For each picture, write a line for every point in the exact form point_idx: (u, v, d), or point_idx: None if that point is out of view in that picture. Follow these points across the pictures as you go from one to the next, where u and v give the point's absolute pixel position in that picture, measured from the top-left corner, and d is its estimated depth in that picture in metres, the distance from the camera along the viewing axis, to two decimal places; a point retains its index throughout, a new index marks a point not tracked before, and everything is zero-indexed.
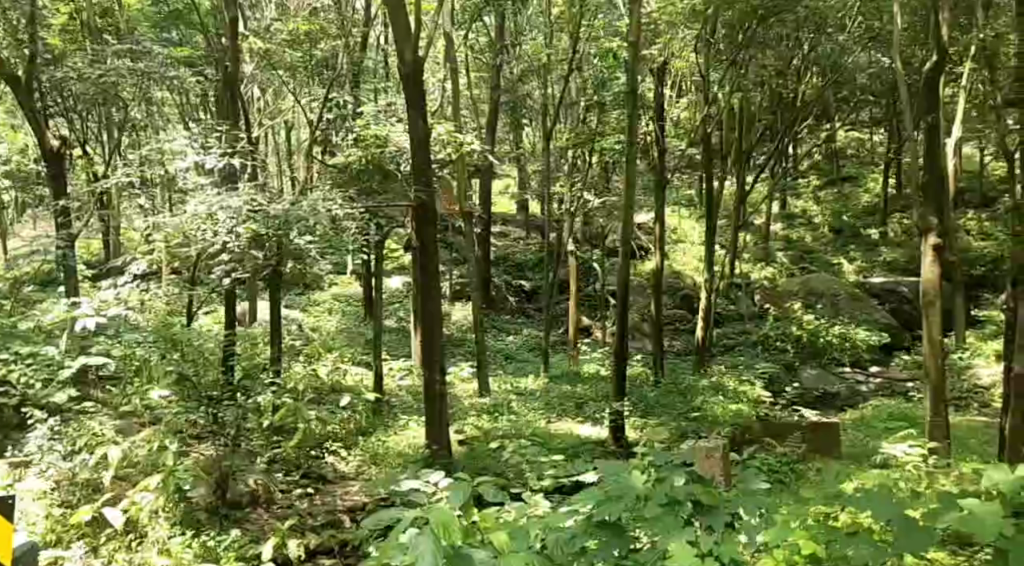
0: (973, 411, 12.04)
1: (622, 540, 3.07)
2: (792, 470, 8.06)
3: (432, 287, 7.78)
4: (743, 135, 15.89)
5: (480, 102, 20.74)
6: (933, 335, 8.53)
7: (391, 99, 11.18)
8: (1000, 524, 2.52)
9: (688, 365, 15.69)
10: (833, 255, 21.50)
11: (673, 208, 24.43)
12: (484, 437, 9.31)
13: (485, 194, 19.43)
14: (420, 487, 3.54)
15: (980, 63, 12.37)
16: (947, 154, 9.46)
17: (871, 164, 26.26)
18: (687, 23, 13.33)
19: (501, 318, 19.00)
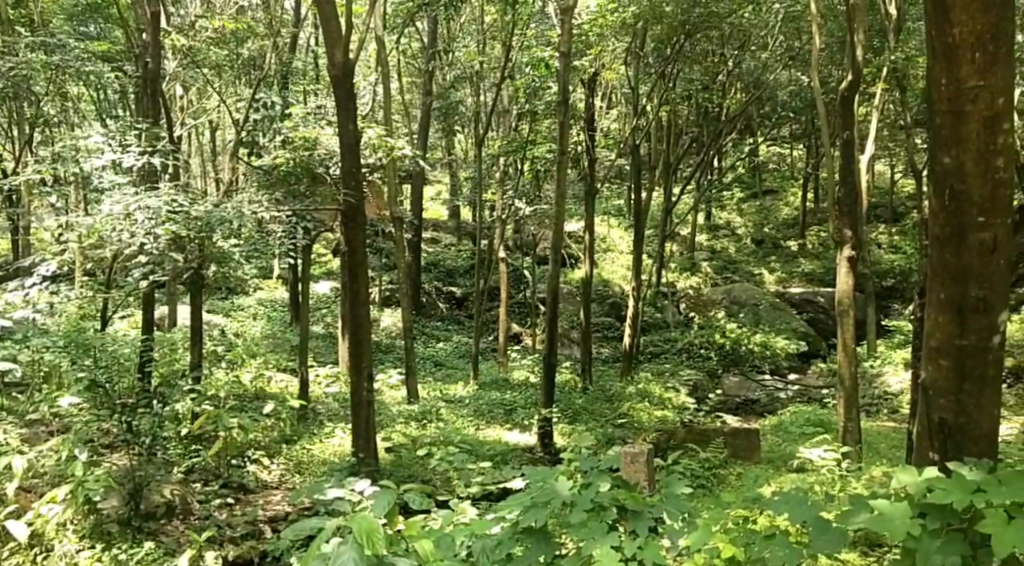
0: (883, 416, 12.55)
1: (546, 544, 3.09)
2: (714, 475, 8.26)
3: (360, 292, 7.66)
4: (671, 147, 16.28)
5: (411, 106, 20.64)
6: (848, 341, 8.89)
7: (319, 100, 10.99)
8: (908, 524, 2.62)
9: (615, 372, 15.91)
10: (756, 266, 22.15)
11: (603, 217, 24.76)
12: (411, 443, 9.24)
13: (416, 199, 19.32)
14: (345, 495, 3.50)
15: (892, 85, 12.94)
16: (862, 170, 9.81)
17: (791, 179, 27.17)
18: (617, 34, 13.50)
19: (431, 324, 18.93)
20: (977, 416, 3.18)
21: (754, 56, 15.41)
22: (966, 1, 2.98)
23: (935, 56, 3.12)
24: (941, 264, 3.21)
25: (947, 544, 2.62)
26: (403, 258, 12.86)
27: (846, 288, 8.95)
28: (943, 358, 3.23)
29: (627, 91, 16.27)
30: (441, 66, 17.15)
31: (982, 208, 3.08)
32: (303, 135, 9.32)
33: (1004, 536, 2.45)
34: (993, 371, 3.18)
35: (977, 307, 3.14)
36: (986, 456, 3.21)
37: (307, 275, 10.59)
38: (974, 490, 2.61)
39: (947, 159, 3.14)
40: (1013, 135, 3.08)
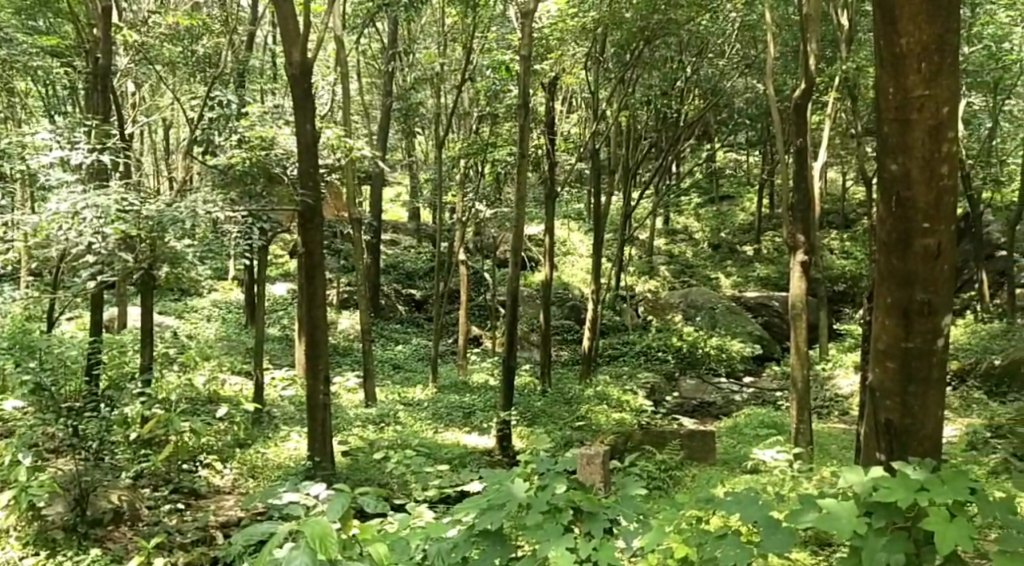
0: (834, 418, 12.79)
1: (502, 546, 3.09)
2: (670, 477, 8.35)
3: (317, 294, 7.59)
4: (630, 151, 16.42)
5: (371, 108, 20.52)
6: (801, 344, 9.04)
7: (277, 100, 10.87)
8: (854, 523, 2.68)
9: (574, 374, 15.98)
10: (712, 270, 22.43)
11: (563, 221, 24.86)
12: (367, 446, 9.16)
13: (375, 200, 19.22)
14: (299, 500, 3.48)
15: (844, 94, 13.22)
16: (815, 176, 10.00)
17: (747, 185, 27.59)
18: (578, 39, 13.53)
19: (389, 326, 18.81)
20: (922, 417, 3.27)
21: (711, 64, 15.64)
22: (913, 12, 3.06)
23: (882, 64, 3.21)
24: (888, 268, 3.29)
25: (891, 542, 2.68)
26: (361, 260, 12.75)
27: (799, 292, 9.12)
28: (890, 360, 3.31)
29: (587, 95, 16.38)
30: (401, 68, 17.08)
31: (927, 215, 3.17)
32: (259, 134, 9.18)
33: (948, 534, 2.55)
34: (938, 373, 3.27)
35: (922, 310, 3.22)
36: (930, 455, 3.29)
37: (263, 276, 10.46)
38: (918, 489, 2.67)
39: (893, 166, 3.21)
40: (957, 143, 3.18)
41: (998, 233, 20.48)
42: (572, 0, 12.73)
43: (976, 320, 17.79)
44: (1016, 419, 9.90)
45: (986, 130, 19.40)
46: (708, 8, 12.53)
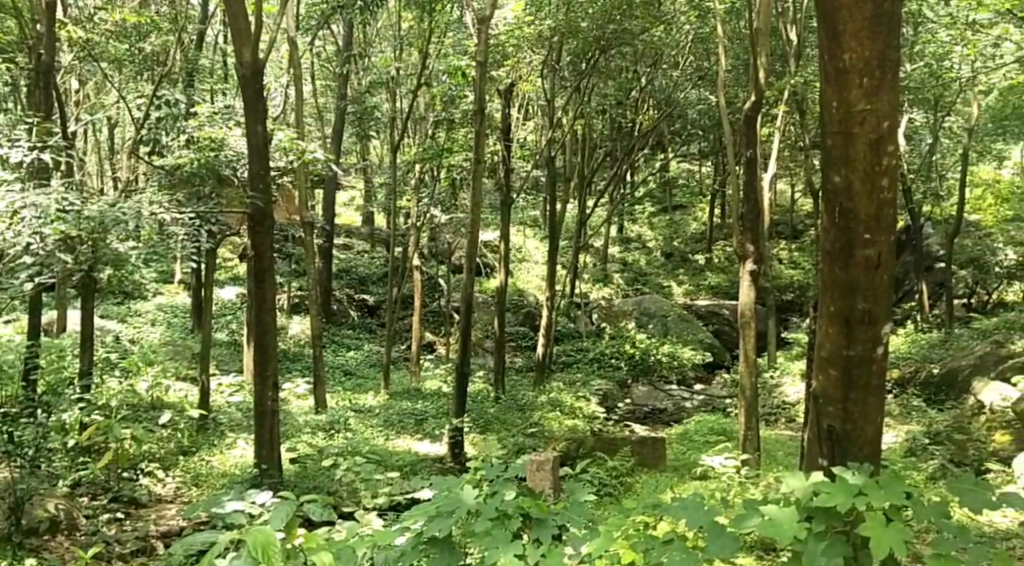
0: (780, 425, 13.03)
1: (449, 553, 3.07)
2: (621, 483, 8.41)
3: (267, 298, 7.47)
4: (584, 160, 16.54)
5: (325, 111, 20.30)
6: (749, 352, 9.19)
7: (227, 101, 10.69)
8: (795, 528, 2.72)
9: (527, 381, 16.00)
10: (665, 278, 22.69)
11: (519, 228, 24.90)
12: (316, 453, 9.04)
13: (328, 205, 19.04)
14: (244, 508, 3.44)
15: (793, 107, 13.50)
16: (765, 187, 10.18)
17: (699, 195, 27.95)
18: (534, 47, 13.55)
19: (341, 331, 18.61)
20: (862, 423, 3.34)
21: (665, 75, 15.84)
22: (855, 28, 3.14)
23: (827, 76, 3.27)
24: (830, 278, 3.35)
25: (830, 546, 2.73)
26: (313, 264, 12.58)
27: (748, 301, 9.28)
28: (833, 367, 3.38)
29: (543, 103, 16.48)
30: (356, 71, 16.96)
31: (868, 226, 3.24)
32: (209, 135, 9.02)
33: (883, 538, 2.62)
34: (877, 380, 3.35)
35: (862, 319, 3.30)
36: (871, 459, 3.37)
37: (212, 279, 10.28)
38: (856, 493, 2.73)
39: (837, 178, 3.28)
40: (897, 157, 3.26)
41: (937, 245, 21.11)
42: (529, 8, 12.82)
43: (915, 330, 18.30)
44: (953, 425, 10.21)
45: (927, 145, 20.04)
46: (663, 20, 12.69)
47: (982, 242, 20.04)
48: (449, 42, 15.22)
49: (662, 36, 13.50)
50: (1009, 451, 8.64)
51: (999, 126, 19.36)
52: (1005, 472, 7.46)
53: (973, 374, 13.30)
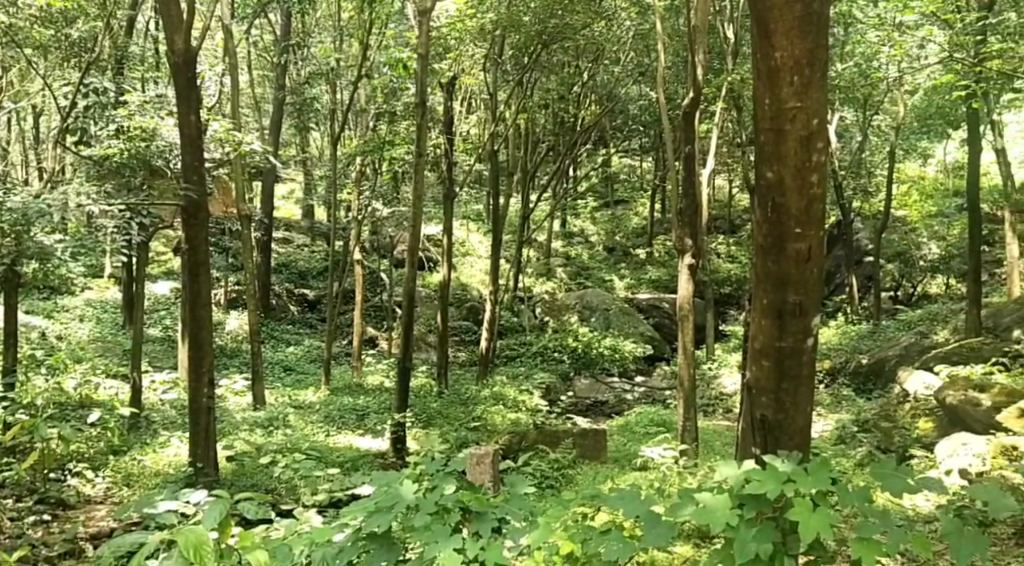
0: (718, 416, 13.28)
1: (388, 549, 3.07)
2: (563, 475, 8.46)
3: (201, 293, 7.28)
4: (526, 154, 16.55)
5: (262, 101, 19.86)
6: (688, 344, 9.34)
7: (159, 89, 10.33)
8: (726, 516, 2.79)
9: (470, 375, 15.98)
10: (607, 272, 22.90)
11: (462, 222, 24.79)
12: (254, 450, 8.85)
13: (266, 198, 18.69)
14: (177, 507, 3.35)
15: (730, 104, 13.78)
16: (702, 183, 10.32)
17: (640, 190, 28.28)
18: (475, 41, 13.53)
19: (280, 326, 18.30)
20: (793, 412, 3.43)
21: (606, 71, 15.95)
22: (786, 27, 3.21)
23: (760, 70, 3.33)
24: (764, 271, 3.43)
25: (761, 532, 2.80)
26: (251, 258, 12.29)
27: (686, 294, 9.43)
28: (765, 358, 3.45)
29: (485, 97, 16.43)
30: (295, 62, 16.64)
31: (799, 220, 3.32)
32: (140, 124, 8.64)
33: (810, 523, 2.70)
34: (808, 370, 3.43)
35: (794, 311, 3.38)
36: (801, 448, 3.46)
37: (144, 273, 9.97)
38: (786, 480, 2.80)
39: (769, 173, 3.34)
40: (826, 154, 3.34)
41: (866, 239, 21.77)
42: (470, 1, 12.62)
43: (846, 322, 18.88)
44: (881, 414, 10.55)
45: (857, 142, 20.61)
46: (603, 16, 12.73)
47: (908, 237, 20.73)
48: (390, 34, 15.09)
49: (604, 33, 13.59)
50: (931, 437, 8.97)
51: (924, 125, 20.06)
52: (928, 457, 7.71)
53: (899, 364, 13.77)
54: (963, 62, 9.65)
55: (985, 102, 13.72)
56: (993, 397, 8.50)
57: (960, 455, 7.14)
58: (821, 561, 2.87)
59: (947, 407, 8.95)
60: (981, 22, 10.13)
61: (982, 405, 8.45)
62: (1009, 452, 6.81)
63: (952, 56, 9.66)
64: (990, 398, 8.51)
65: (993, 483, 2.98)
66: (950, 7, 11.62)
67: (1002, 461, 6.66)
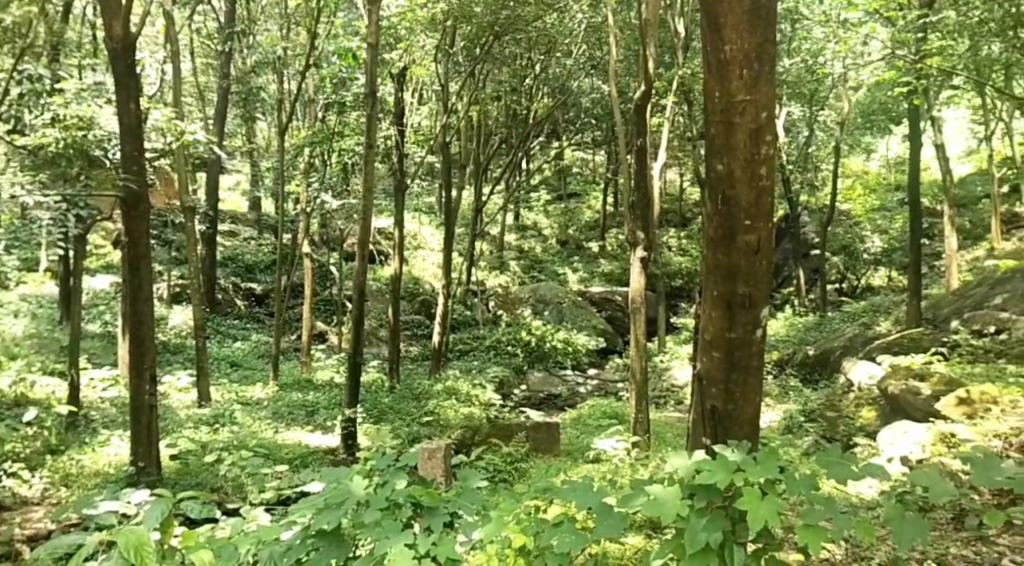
0: (669, 408, 13.39)
1: (337, 545, 3.01)
2: (516, 468, 8.45)
3: (142, 287, 7.06)
4: (479, 147, 16.46)
5: (207, 91, 19.40)
6: (640, 336, 9.37)
7: (98, 78, 10.00)
8: (677, 506, 2.78)
9: (423, 370, 15.86)
10: (560, 265, 22.94)
11: (413, 215, 24.58)
12: (200, 448, 8.63)
13: (212, 190, 18.27)
14: (118, 508, 3.22)
15: (681, 98, 13.89)
16: (653, 177, 10.36)
17: (593, 183, 28.39)
18: (427, 31, 13.41)
19: (227, 321, 17.92)
20: (743, 403, 3.45)
21: (558, 63, 15.93)
22: (736, 19, 3.21)
23: (710, 60, 3.32)
24: (713, 262, 3.42)
25: (712, 521, 2.80)
26: (196, 252, 11.99)
27: (639, 287, 9.47)
28: (715, 349, 3.46)
29: (437, 89, 16.29)
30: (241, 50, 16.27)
31: (749, 213, 3.32)
32: (77, 113, 8.37)
33: (760, 510, 2.70)
34: (757, 361, 3.45)
35: (744, 302, 3.38)
36: (749, 438, 3.47)
37: (81, 268, 9.63)
38: (735, 470, 2.81)
39: (719, 166, 3.34)
40: (775, 146, 3.34)
41: (812, 233, 22.20)
42: None
43: (794, 314, 19.23)
44: (827, 404, 10.76)
45: (803, 137, 20.97)
46: (554, 8, 12.70)
47: (852, 231, 21.17)
48: (338, 24, 14.85)
49: (556, 26, 13.56)
50: (874, 426, 9.16)
51: (868, 121, 20.49)
52: (871, 445, 7.89)
53: (844, 354, 14.05)
54: (905, 58, 9.81)
55: (925, 98, 14.04)
56: (932, 386, 8.73)
57: (902, 443, 7.30)
58: (769, 548, 2.88)
59: (889, 397, 9.17)
60: (922, 20, 10.32)
61: (922, 394, 8.67)
62: (947, 440, 6.99)
63: (894, 53, 9.83)
64: (930, 387, 8.73)
65: (933, 469, 3.04)
66: (893, 5, 11.84)
67: (941, 449, 6.82)
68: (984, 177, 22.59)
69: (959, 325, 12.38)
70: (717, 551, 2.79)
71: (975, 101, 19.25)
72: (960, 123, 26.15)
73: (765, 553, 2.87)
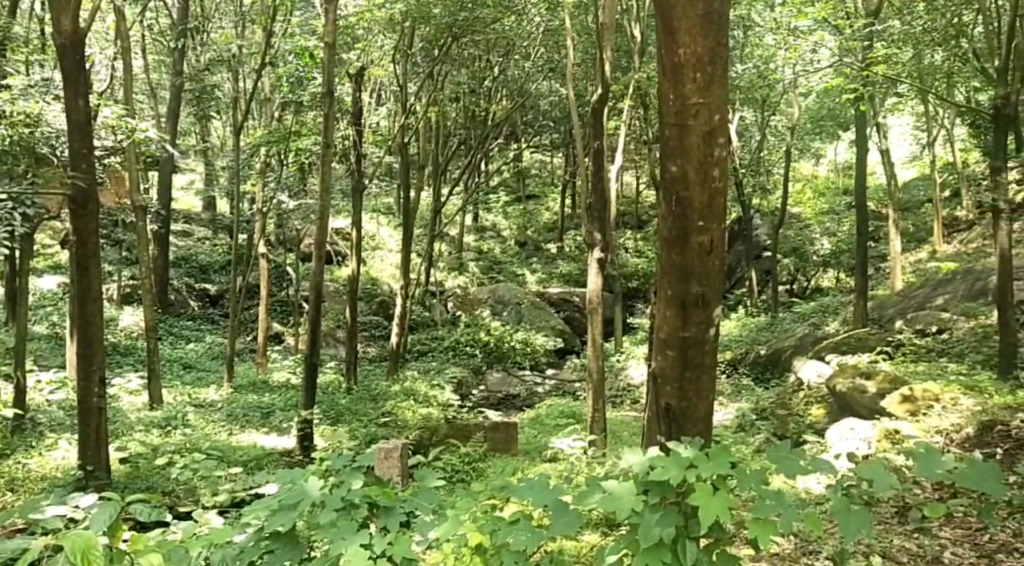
0: (626, 407, 13.53)
1: (291, 548, 3.00)
2: (474, 468, 8.48)
3: (91, 288, 6.93)
4: (437, 148, 16.46)
5: (158, 88, 19.09)
6: (596, 336, 9.43)
7: (45, 73, 9.75)
8: (631, 502, 2.83)
9: (380, 371, 15.79)
10: (518, 266, 23.02)
11: (371, 215, 24.46)
12: (150, 451, 8.49)
13: (164, 189, 17.96)
14: (65, 513, 3.17)
15: (637, 101, 14.06)
16: (610, 179, 10.46)
17: (551, 185, 28.52)
18: (384, 31, 13.45)
19: (179, 322, 17.65)
20: (697, 400, 3.51)
21: (516, 66, 15.97)
22: (689, 24, 3.27)
23: (665, 61, 3.37)
24: (668, 262, 3.48)
25: (665, 517, 2.84)
26: (147, 251, 11.78)
27: (596, 288, 9.55)
28: (670, 348, 3.51)
29: (395, 89, 16.25)
30: (193, 47, 16.02)
31: (702, 214, 3.38)
32: (24, 110, 8.09)
33: (711, 506, 2.75)
34: (710, 359, 3.51)
35: (697, 301, 3.45)
36: (702, 436, 3.54)
37: (28, 267, 9.40)
38: (687, 466, 2.86)
39: (673, 168, 3.40)
40: (729, 149, 3.41)
41: (764, 235, 22.60)
42: None
43: (747, 314, 19.56)
44: (778, 402, 10.99)
45: (756, 141, 21.34)
46: (512, 11, 12.75)
47: (803, 233, 21.62)
48: (294, 22, 14.67)
49: (514, 28, 13.50)
50: (823, 423, 9.37)
51: (818, 126, 20.93)
52: (820, 441, 8.06)
53: (794, 354, 14.33)
54: (852, 66, 10.04)
55: (872, 104, 14.41)
56: (877, 385, 8.94)
57: (849, 439, 7.49)
58: (721, 541, 2.94)
59: (837, 395, 9.38)
60: (867, 29, 10.56)
61: (868, 392, 8.89)
62: (892, 436, 7.20)
63: (841, 60, 10.05)
64: (875, 385, 8.96)
65: (876, 463, 3.13)
66: (842, 12, 12.10)
67: (886, 445, 7.03)
68: (928, 182, 23.26)
69: (902, 325, 12.71)
70: (669, 546, 2.85)
71: (920, 108, 19.77)
72: (905, 129, 26.78)
73: (717, 547, 2.93)
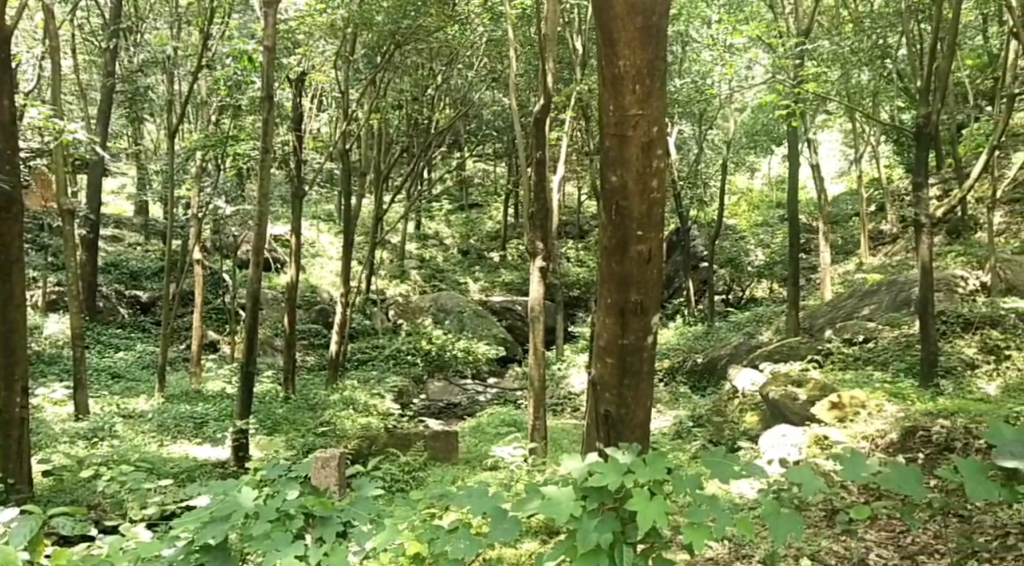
0: (566, 415, 13.63)
1: (225, 559, 2.95)
2: (413, 478, 8.43)
3: (13, 294, 6.71)
4: (378, 155, 16.34)
5: (88, 88, 18.53)
6: (538, 344, 9.49)
7: None
8: (571, 507, 2.87)
9: (319, 380, 15.60)
10: (461, 275, 23.00)
11: (311, 222, 24.16)
12: (76, 463, 8.21)
13: (93, 193, 17.41)
14: None
15: (578, 112, 14.20)
16: (552, 189, 10.54)
17: (494, 194, 28.61)
18: (325, 36, 13.42)
19: (108, 330, 17.13)
20: (635, 406, 3.57)
21: (459, 74, 15.98)
22: (629, 36, 3.33)
23: (605, 70, 3.43)
24: (609, 271, 3.53)
25: (603, 522, 2.88)
26: (74, 256, 11.39)
27: (538, 296, 9.63)
28: (609, 355, 3.57)
29: (337, 96, 16.08)
30: (126, 48, 15.60)
31: (641, 223, 3.44)
32: None
33: (648, 510, 2.81)
34: (648, 366, 3.58)
35: (636, 308, 3.50)
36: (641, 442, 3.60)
37: None
38: (625, 471, 2.91)
39: (614, 178, 3.45)
40: (666, 160, 3.48)
41: (702, 246, 23.05)
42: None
43: (685, 323, 19.90)
44: (714, 409, 11.21)
45: (694, 153, 21.75)
46: (455, 20, 12.73)
47: (739, 244, 22.09)
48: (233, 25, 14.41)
49: (457, 36, 13.51)
50: (756, 430, 9.59)
51: (754, 140, 21.44)
52: (753, 447, 8.25)
53: (729, 362, 14.62)
54: (784, 83, 10.20)
55: (805, 119, 14.82)
56: (809, 392, 9.17)
57: (781, 445, 7.68)
58: (657, 546, 2.98)
59: (770, 402, 9.56)
60: (800, 47, 10.76)
61: (799, 398, 9.12)
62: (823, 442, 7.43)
63: (774, 77, 10.17)
64: (806, 392, 9.20)
65: (806, 467, 3.22)
66: (775, 31, 12.42)
67: (816, 451, 7.26)
68: (858, 196, 24.04)
69: (832, 334, 13.09)
70: (607, 551, 2.88)
71: (849, 125, 20.44)
72: (836, 144, 27.59)
73: (653, 551, 2.98)
